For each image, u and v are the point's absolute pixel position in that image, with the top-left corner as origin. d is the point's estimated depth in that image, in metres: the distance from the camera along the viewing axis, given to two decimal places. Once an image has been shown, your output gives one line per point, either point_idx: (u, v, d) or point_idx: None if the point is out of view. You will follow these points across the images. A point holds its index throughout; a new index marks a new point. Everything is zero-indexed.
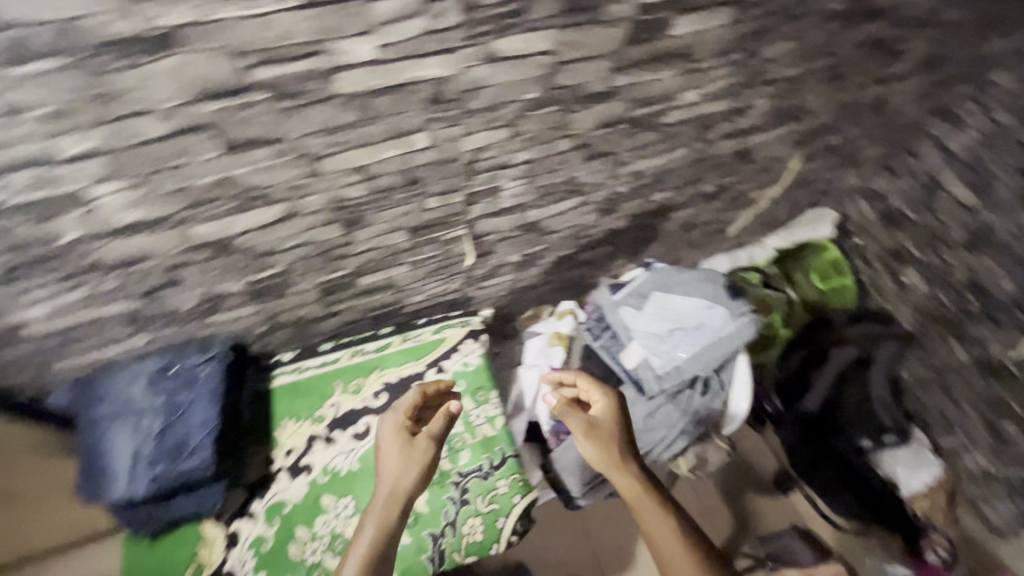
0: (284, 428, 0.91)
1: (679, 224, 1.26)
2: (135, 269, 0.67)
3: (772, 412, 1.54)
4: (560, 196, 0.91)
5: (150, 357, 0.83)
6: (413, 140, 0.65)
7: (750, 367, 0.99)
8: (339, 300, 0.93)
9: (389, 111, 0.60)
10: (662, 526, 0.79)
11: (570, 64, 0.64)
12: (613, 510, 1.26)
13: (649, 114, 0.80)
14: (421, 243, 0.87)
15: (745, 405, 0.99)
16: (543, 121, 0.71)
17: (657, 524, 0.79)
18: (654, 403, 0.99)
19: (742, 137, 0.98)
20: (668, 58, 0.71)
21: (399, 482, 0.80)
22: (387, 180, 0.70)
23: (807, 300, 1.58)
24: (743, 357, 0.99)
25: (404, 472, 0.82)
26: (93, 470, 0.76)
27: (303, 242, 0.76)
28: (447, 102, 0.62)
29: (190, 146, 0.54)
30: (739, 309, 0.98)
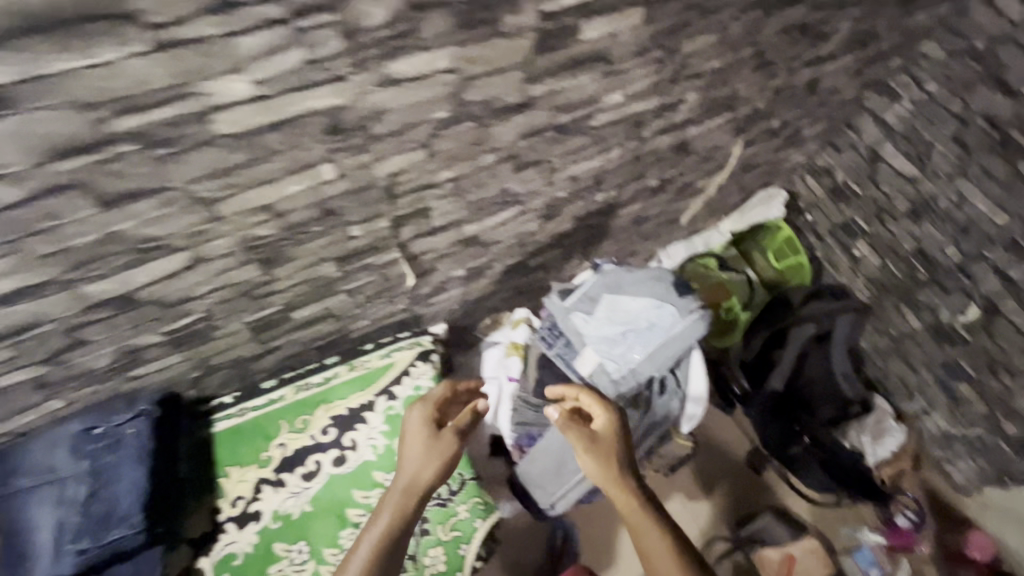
0: (229, 476, 0.87)
1: (629, 219, 1.24)
2: (29, 336, 0.62)
3: (741, 393, 1.56)
4: (495, 209, 0.88)
5: (73, 420, 0.78)
6: (318, 172, 0.61)
7: (703, 359, 0.99)
8: (275, 336, 0.89)
9: (284, 147, 0.56)
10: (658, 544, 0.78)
11: (477, 79, 0.61)
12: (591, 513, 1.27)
13: (575, 119, 0.77)
14: (353, 271, 0.83)
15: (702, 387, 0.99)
16: (460, 138, 0.68)
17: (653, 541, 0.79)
18: None
19: (677, 131, 0.96)
20: (585, 63, 0.68)
21: (419, 475, 0.81)
22: (299, 216, 0.66)
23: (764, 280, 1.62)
24: (696, 353, 0.98)
25: (425, 466, 0.83)
26: (15, 552, 0.71)
27: (219, 287, 0.71)
28: (348, 131, 0.58)
29: (58, 206, 0.50)
30: (690, 307, 0.95)
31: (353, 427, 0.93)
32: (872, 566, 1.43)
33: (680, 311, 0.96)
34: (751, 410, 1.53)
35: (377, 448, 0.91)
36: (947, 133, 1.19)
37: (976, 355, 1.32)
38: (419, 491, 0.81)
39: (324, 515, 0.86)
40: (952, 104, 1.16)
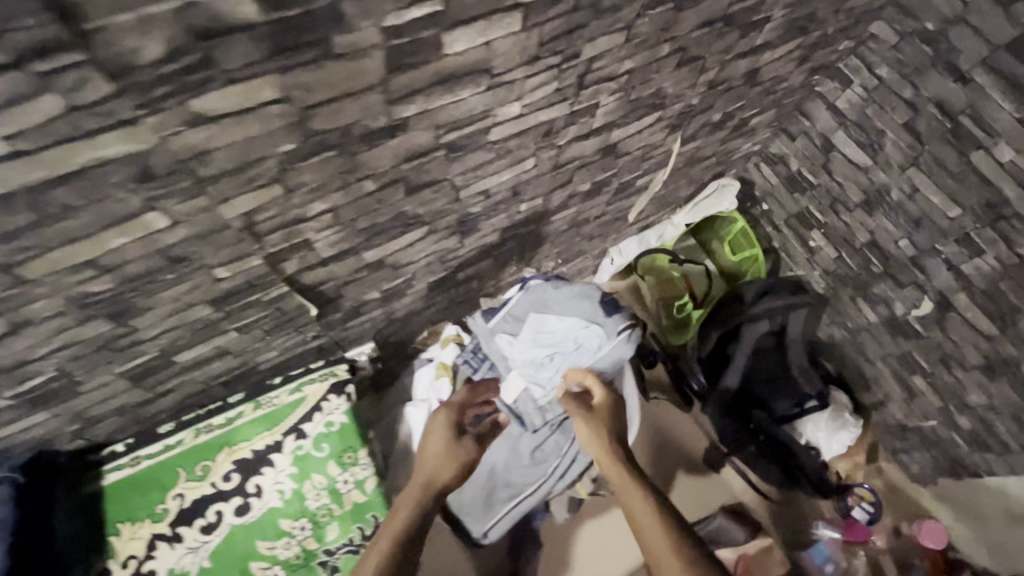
0: (119, 533, 0.80)
1: (565, 223, 1.16)
2: None
3: (697, 390, 1.52)
4: (395, 232, 0.80)
5: None
6: (145, 222, 0.53)
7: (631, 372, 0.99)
8: (163, 380, 0.81)
9: (81, 201, 0.47)
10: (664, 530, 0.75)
11: (321, 107, 0.52)
12: (553, 533, 1.25)
13: (467, 136, 0.69)
14: (237, 310, 0.75)
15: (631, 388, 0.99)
16: (322, 169, 0.59)
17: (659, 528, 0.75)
18: (540, 436, 0.95)
19: (600, 135, 0.88)
20: (462, 78, 0.59)
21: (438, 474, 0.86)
22: (138, 267, 0.58)
23: (723, 270, 1.58)
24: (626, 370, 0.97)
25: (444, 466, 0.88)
26: None
27: (62, 346, 0.63)
28: (167, 176, 0.49)
29: None
30: (617, 328, 0.90)
31: (259, 472, 0.86)
32: (827, 562, 1.41)
33: (608, 332, 0.91)
34: (708, 408, 1.49)
35: (284, 494, 0.85)
36: (898, 121, 1.12)
37: (930, 349, 1.28)
38: (435, 488, 0.86)
39: (224, 570, 0.80)
40: (903, 90, 1.09)
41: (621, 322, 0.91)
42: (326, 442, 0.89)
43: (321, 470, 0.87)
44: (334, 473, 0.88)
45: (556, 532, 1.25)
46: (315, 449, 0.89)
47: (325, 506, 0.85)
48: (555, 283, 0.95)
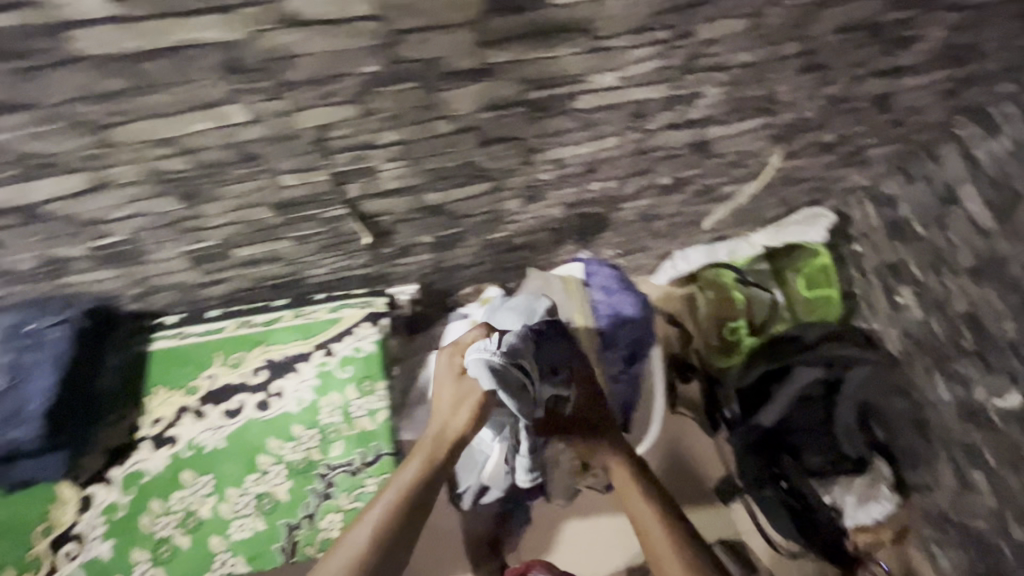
0: (155, 395, 0.88)
1: (636, 214, 1.12)
2: None
3: (727, 418, 1.44)
4: (461, 180, 0.79)
5: (7, 311, 0.79)
6: (225, 113, 0.54)
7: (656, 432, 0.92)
8: (220, 268, 0.86)
9: (169, 78, 0.49)
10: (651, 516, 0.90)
11: (411, 35, 0.51)
12: (538, 515, 1.18)
13: (554, 98, 0.66)
14: (295, 220, 0.78)
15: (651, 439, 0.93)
16: (401, 99, 0.59)
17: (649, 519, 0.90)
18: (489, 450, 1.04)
19: (694, 128, 0.83)
20: (559, 34, 0.56)
21: (449, 426, 0.86)
22: (214, 155, 0.60)
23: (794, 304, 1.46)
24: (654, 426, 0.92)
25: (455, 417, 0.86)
26: None
27: (135, 213, 0.67)
28: (252, 72, 0.50)
29: None
30: (505, 344, 0.85)
31: (284, 376, 0.91)
32: None
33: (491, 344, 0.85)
34: (732, 438, 1.41)
35: (302, 402, 0.90)
36: None
37: (1000, 446, 1.15)
38: (446, 442, 0.85)
39: (236, 454, 0.86)
40: None
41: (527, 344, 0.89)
42: (351, 365, 0.92)
43: (339, 390, 0.91)
44: (351, 397, 0.91)
45: (542, 513, 1.18)
46: (339, 369, 0.92)
47: (335, 425, 0.89)
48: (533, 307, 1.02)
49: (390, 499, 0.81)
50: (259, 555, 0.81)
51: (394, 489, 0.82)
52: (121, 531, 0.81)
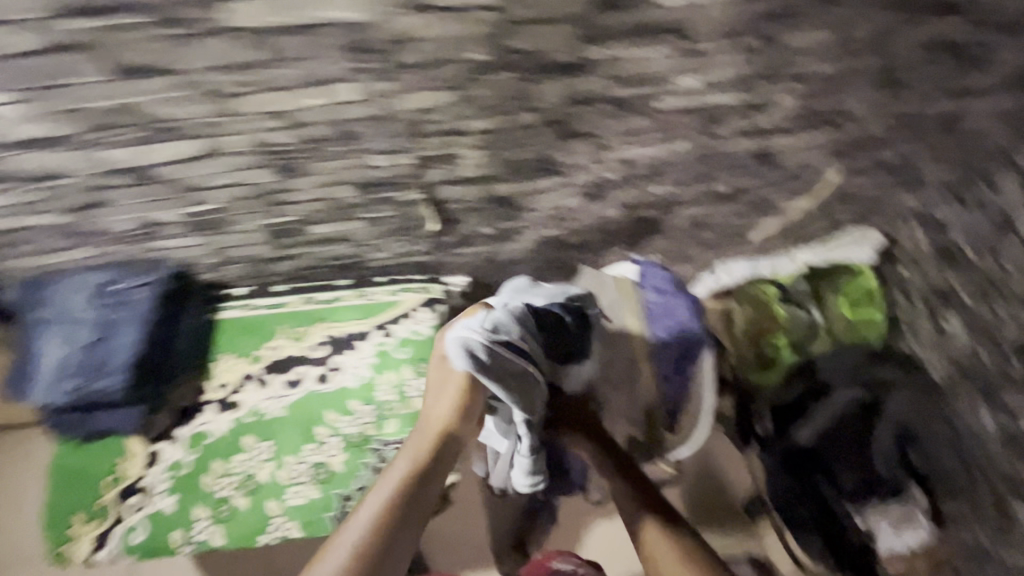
0: (221, 361, 0.92)
1: (688, 221, 1.13)
2: (55, 184, 0.65)
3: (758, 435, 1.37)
4: (534, 173, 0.82)
5: (98, 271, 0.84)
6: (337, 90, 0.58)
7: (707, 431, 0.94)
8: (294, 245, 0.90)
9: (299, 53, 0.52)
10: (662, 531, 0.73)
11: (521, 26, 0.54)
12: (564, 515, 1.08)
13: (637, 97, 0.68)
14: (373, 201, 0.81)
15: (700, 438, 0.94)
16: (498, 89, 0.62)
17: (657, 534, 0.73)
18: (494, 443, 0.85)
19: (761, 137, 0.85)
20: (655, 34, 0.58)
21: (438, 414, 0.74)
22: (317, 131, 0.64)
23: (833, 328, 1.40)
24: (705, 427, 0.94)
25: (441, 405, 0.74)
26: (25, 369, 0.79)
27: (234, 182, 0.71)
28: (372, 53, 0.54)
29: (73, 65, 0.50)
30: (492, 324, 0.75)
31: (344, 352, 0.95)
32: None
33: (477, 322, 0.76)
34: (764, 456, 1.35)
35: (359, 378, 0.93)
36: None
37: None
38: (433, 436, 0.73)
39: (295, 423, 0.89)
40: None
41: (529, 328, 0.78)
42: (408, 346, 0.96)
43: (396, 369, 0.94)
44: (407, 377, 0.94)
45: (568, 511, 1.08)
46: (396, 349, 0.95)
47: (390, 403, 0.92)
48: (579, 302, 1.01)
49: (375, 507, 0.66)
50: (311, 523, 0.84)
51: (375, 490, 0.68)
52: (184, 489, 0.84)
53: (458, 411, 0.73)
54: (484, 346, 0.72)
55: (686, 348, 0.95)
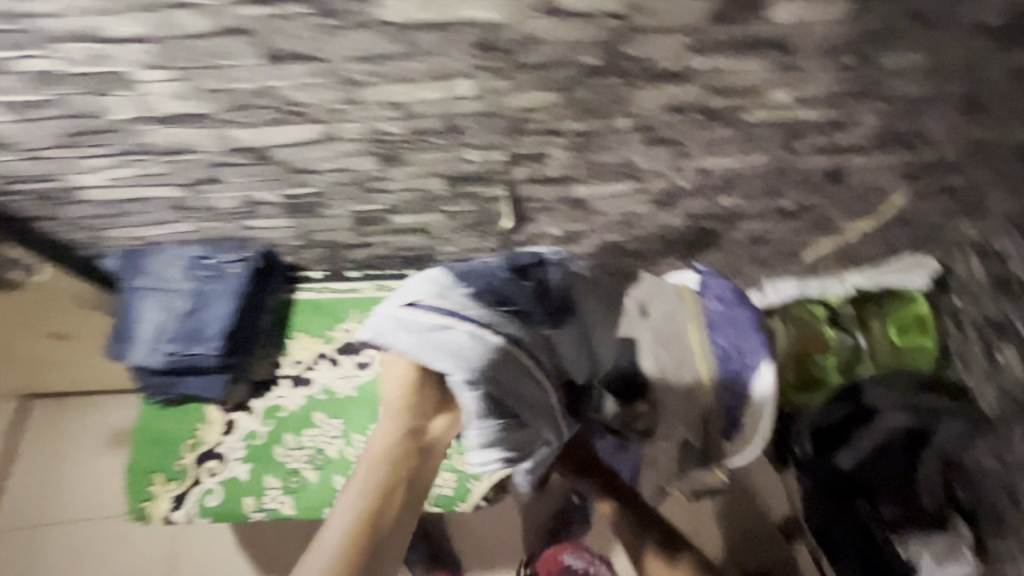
0: (296, 339, 0.95)
1: (746, 236, 1.15)
2: (180, 159, 0.70)
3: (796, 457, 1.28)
4: (613, 177, 0.85)
5: (191, 245, 0.89)
6: (457, 85, 0.62)
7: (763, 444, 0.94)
8: (374, 233, 0.94)
9: (433, 49, 0.57)
10: None
11: (640, 34, 0.58)
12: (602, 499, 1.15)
13: (728, 108, 0.71)
14: (458, 195, 0.85)
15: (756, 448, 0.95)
16: (602, 92, 0.66)
17: None
18: None
19: (836, 155, 0.87)
20: (759, 48, 0.62)
21: (392, 431, 0.82)
22: (427, 124, 0.68)
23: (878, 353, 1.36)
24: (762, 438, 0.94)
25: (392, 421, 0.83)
26: (122, 333, 0.83)
27: (338, 168, 0.75)
28: (498, 52, 0.58)
29: (231, 49, 0.54)
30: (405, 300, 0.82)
31: None
32: None
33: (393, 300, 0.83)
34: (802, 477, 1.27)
35: None
36: None
37: None
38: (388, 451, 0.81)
39: (364, 403, 0.92)
40: None
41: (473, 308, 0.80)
42: None
43: None
44: None
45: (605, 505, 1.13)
46: None
47: None
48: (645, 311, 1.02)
49: (341, 518, 0.76)
50: None
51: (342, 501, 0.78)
52: (258, 459, 0.88)
53: (403, 413, 0.83)
54: (384, 323, 0.81)
55: (748, 361, 0.95)
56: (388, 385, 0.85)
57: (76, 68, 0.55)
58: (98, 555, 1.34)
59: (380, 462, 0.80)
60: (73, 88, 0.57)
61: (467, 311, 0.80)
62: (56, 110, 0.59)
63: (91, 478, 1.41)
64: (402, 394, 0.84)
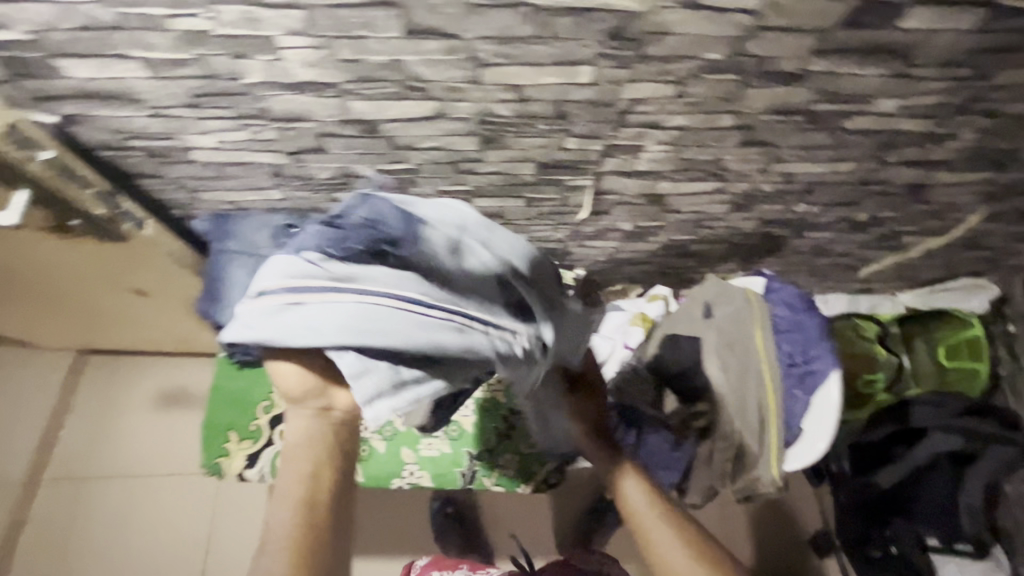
0: None
1: (810, 246, 1.15)
2: (293, 127, 0.72)
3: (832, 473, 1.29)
4: (697, 175, 0.86)
5: (279, 213, 0.91)
6: (579, 72, 0.63)
7: (826, 444, 0.93)
8: None
9: (566, 34, 0.58)
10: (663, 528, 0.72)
11: (767, 33, 0.58)
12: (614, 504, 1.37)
13: (832, 113, 0.72)
14: (543, 182, 0.86)
15: (822, 447, 0.93)
16: (714, 88, 0.66)
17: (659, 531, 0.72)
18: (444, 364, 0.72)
19: (923, 169, 0.87)
20: (880, 54, 0.62)
21: (309, 424, 0.65)
22: (536, 108, 0.69)
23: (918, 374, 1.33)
24: (827, 438, 0.92)
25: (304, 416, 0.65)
26: (213, 291, 0.87)
27: (438, 147, 0.77)
28: (626, 41, 0.59)
29: (376, 21, 0.56)
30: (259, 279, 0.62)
31: None
32: None
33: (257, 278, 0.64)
34: (837, 492, 1.27)
35: None
36: None
37: None
38: (316, 439, 0.65)
39: None
40: None
41: (315, 270, 0.58)
42: None
43: None
44: None
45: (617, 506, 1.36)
46: None
47: None
48: (710, 312, 1.03)
49: (288, 508, 0.61)
50: (443, 475, 0.92)
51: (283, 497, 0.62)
52: None
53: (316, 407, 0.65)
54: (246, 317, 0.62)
55: (813, 367, 0.96)
56: (283, 379, 0.64)
57: (223, 29, 0.56)
58: (142, 511, 1.38)
59: (297, 455, 0.64)
60: (214, 49, 0.59)
61: (308, 284, 0.58)
62: (192, 70, 0.61)
63: (139, 436, 1.44)
64: (303, 385, 0.63)
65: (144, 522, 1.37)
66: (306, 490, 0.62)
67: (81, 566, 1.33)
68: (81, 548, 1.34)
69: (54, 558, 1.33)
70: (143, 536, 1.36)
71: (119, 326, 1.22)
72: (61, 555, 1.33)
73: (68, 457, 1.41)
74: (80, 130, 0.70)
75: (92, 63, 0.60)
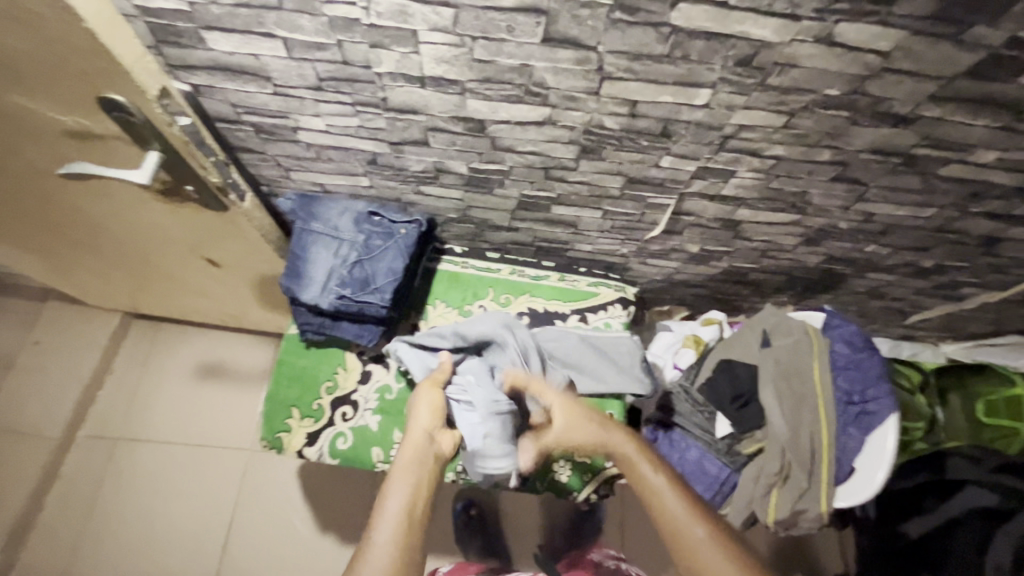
0: (435, 307, 1.00)
1: (867, 287, 1.16)
2: (404, 118, 0.74)
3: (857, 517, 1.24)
4: (778, 206, 0.88)
5: (362, 200, 0.93)
6: (696, 94, 0.65)
7: (883, 479, 0.91)
8: (528, 218, 0.98)
9: (696, 56, 0.60)
10: (688, 527, 0.74)
11: (890, 74, 0.60)
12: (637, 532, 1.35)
13: (930, 158, 0.73)
14: (626, 196, 0.88)
15: (881, 479, 0.91)
16: (822, 122, 0.68)
17: (684, 528, 0.74)
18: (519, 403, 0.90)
19: (1002, 223, 0.88)
20: (994, 107, 0.64)
21: (424, 447, 0.81)
22: (644, 124, 0.71)
23: (949, 426, 1.22)
24: (885, 471, 0.91)
25: (418, 440, 0.82)
26: (294, 267, 0.87)
27: (536, 152, 0.79)
28: (752, 69, 0.61)
29: (519, 26, 0.58)
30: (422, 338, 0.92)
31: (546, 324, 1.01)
32: None
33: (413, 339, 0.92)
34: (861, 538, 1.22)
35: None
36: None
37: None
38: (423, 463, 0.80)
39: None
40: None
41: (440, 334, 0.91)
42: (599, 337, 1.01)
43: None
44: None
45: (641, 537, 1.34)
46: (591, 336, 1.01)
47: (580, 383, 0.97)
48: (768, 342, 1.04)
49: (392, 522, 0.72)
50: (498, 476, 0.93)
51: (386, 516, 0.73)
52: (389, 411, 0.91)
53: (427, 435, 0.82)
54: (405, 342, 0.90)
55: (870, 407, 0.96)
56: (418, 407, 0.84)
57: (373, 20, 0.59)
58: (171, 480, 1.38)
59: (407, 469, 0.78)
60: (355, 36, 0.61)
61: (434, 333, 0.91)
62: (329, 54, 0.64)
63: (174, 404, 1.45)
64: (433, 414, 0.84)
65: (171, 491, 1.37)
66: (411, 499, 0.75)
67: (107, 527, 1.33)
68: (108, 509, 1.35)
69: (81, 516, 1.34)
70: (169, 504, 1.36)
71: (177, 294, 1.25)
72: (88, 513, 1.34)
73: (104, 417, 1.42)
74: (203, 100, 0.73)
75: (237, 38, 0.62)
